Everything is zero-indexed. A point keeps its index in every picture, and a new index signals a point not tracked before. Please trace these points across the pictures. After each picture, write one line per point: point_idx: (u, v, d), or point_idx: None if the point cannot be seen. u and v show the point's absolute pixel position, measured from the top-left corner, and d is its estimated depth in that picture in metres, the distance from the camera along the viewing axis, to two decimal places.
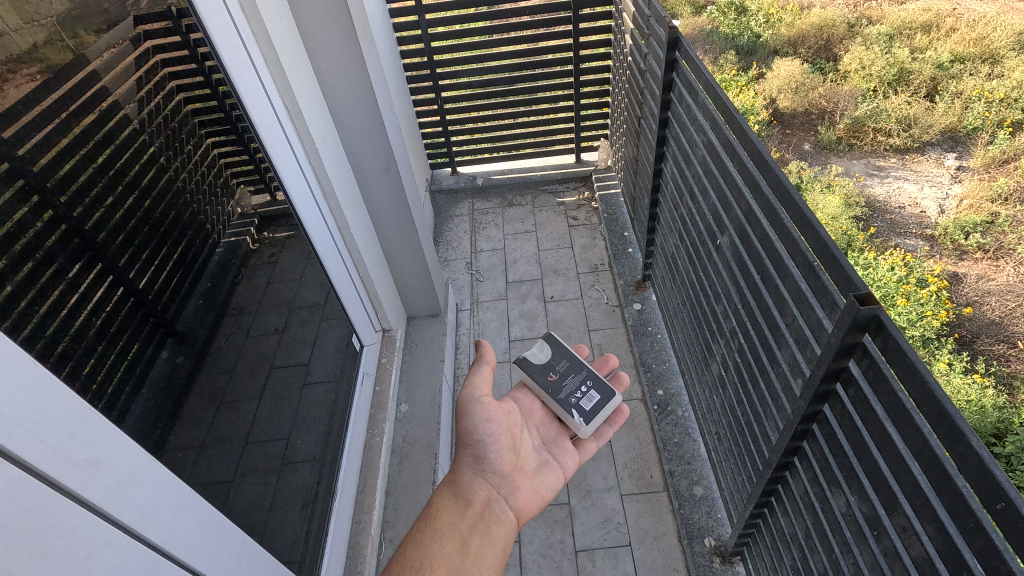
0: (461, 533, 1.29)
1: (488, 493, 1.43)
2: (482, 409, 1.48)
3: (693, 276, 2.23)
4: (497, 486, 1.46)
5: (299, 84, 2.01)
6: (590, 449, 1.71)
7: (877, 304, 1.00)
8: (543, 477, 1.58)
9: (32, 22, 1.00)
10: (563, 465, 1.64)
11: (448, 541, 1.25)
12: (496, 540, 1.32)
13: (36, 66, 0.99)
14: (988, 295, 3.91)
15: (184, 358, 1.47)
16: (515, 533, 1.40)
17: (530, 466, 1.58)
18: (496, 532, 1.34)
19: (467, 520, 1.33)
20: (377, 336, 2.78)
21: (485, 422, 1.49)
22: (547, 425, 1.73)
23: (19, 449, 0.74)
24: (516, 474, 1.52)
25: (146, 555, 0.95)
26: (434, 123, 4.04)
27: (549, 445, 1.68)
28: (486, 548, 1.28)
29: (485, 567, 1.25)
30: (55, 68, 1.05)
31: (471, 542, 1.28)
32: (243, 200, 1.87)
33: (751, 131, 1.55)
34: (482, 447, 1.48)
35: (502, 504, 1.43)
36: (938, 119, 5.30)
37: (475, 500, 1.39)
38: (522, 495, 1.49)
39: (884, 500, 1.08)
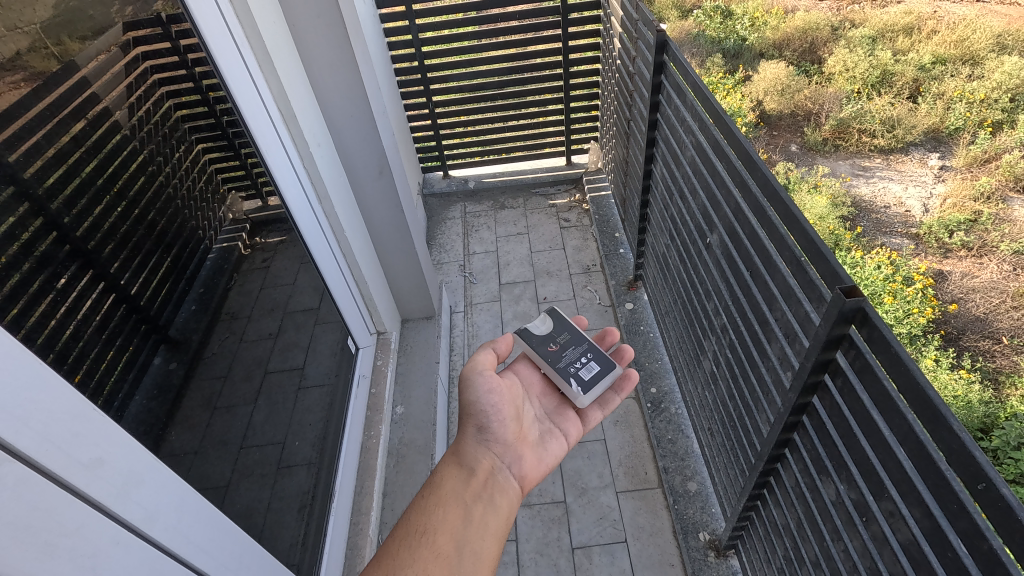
0: (465, 502, 1.23)
1: (492, 463, 1.38)
2: (486, 382, 1.45)
3: (684, 275, 2.26)
4: (501, 456, 1.42)
5: (292, 89, 2.03)
6: (593, 419, 1.70)
7: (862, 296, 1.04)
8: (547, 446, 1.56)
9: (15, 29, 0.97)
10: (566, 434, 1.63)
11: (451, 509, 1.19)
12: (501, 509, 1.25)
13: (20, 73, 0.99)
14: (972, 292, 3.99)
15: (177, 364, 1.48)
16: (520, 501, 1.34)
17: (533, 436, 1.56)
18: (500, 501, 1.28)
19: (471, 490, 1.27)
20: (372, 339, 2.80)
21: (488, 394, 1.45)
22: (547, 397, 1.72)
23: (27, 447, 0.76)
24: (520, 444, 1.49)
25: (149, 554, 0.96)
26: (425, 127, 4.07)
27: (551, 416, 1.67)
28: (490, 516, 1.22)
29: (490, 536, 1.18)
30: (37, 75, 1.03)
31: (474, 510, 1.22)
32: (235, 206, 1.93)
33: (739, 131, 1.59)
34: (486, 417, 1.44)
35: (506, 473, 1.39)
36: (921, 119, 5.40)
37: (478, 470, 1.33)
38: (527, 463, 1.46)
39: (872, 486, 1.11)
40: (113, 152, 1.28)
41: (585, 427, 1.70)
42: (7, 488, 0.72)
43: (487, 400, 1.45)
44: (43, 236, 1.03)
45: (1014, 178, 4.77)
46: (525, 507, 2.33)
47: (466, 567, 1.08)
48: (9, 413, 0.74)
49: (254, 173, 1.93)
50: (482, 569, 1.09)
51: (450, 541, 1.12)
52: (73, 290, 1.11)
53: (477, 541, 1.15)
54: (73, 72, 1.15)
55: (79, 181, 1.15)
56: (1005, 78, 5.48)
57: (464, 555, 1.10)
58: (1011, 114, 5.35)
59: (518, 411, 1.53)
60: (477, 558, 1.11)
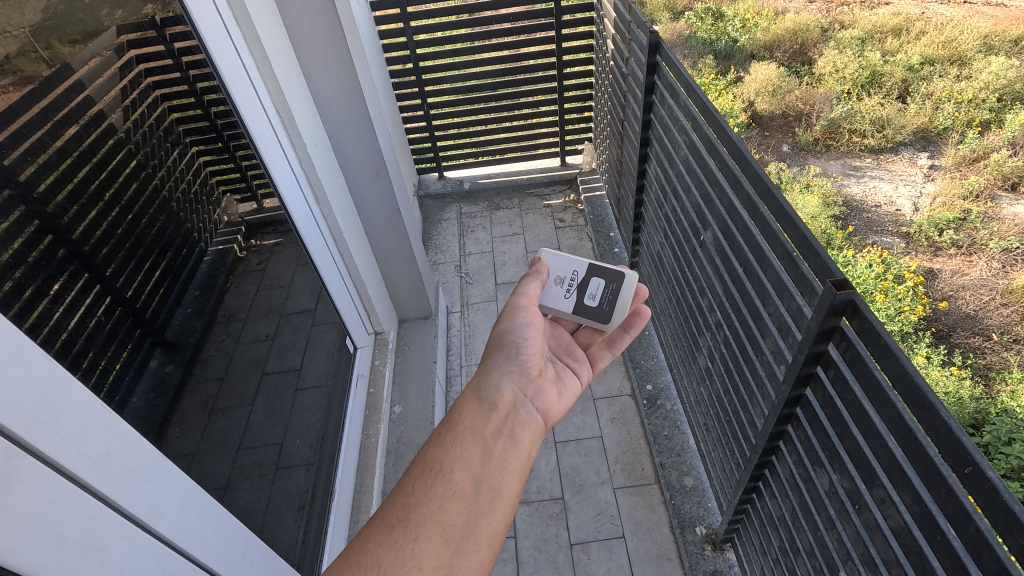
0: (484, 439, 1.16)
1: (514, 397, 1.30)
2: (525, 313, 1.46)
3: (679, 273, 2.29)
4: (523, 390, 1.35)
5: (290, 91, 2.04)
6: (603, 360, 1.67)
7: (852, 289, 1.07)
8: (565, 384, 1.52)
9: (3, 32, 0.98)
10: (579, 373, 1.60)
11: (470, 446, 1.13)
12: (522, 445, 1.19)
13: (9, 77, 0.98)
14: (962, 289, 4.05)
15: (174, 366, 1.48)
16: (543, 436, 1.28)
17: (550, 374, 1.51)
18: (521, 437, 1.21)
19: (491, 426, 1.20)
20: (369, 339, 2.81)
21: (524, 325, 1.44)
22: (559, 340, 1.70)
23: (38, 441, 0.77)
24: (542, 379, 1.42)
25: (156, 548, 0.97)
26: (420, 128, 4.08)
27: (563, 355, 1.64)
28: (511, 453, 1.16)
29: (510, 473, 1.13)
30: (29, 79, 1.03)
31: (494, 448, 1.16)
32: (230, 209, 1.91)
33: (731, 130, 1.62)
34: (515, 348, 1.40)
35: (529, 407, 1.31)
36: (910, 119, 5.47)
37: (500, 404, 1.26)
38: (550, 398, 1.39)
39: (865, 474, 1.14)
40: (109, 155, 1.30)
41: (596, 368, 1.66)
42: (20, 481, 0.74)
43: (523, 330, 1.43)
44: (41, 237, 1.04)
45: (1002, 177, 4.84)
46: (523, 504, 2.35)
47: (483, 505, 1.05)
48: (20, 409, 0.75)
49: (250, 177, 1.94)
50: (500, 507, 1.06)
51: (468, 478, 1.07)
52: (71, 291, 1.12)
53: (497, 478, 1.10)
54: (69, 76, 1.15)
55: (74, 182, 1.16)
56: (993, 78, 5.56)
57: (482, 493, 1.06)
58: (998, 114, 5.43)
59: (543, 344, 1.50)
60: (495, 495, 1.07)
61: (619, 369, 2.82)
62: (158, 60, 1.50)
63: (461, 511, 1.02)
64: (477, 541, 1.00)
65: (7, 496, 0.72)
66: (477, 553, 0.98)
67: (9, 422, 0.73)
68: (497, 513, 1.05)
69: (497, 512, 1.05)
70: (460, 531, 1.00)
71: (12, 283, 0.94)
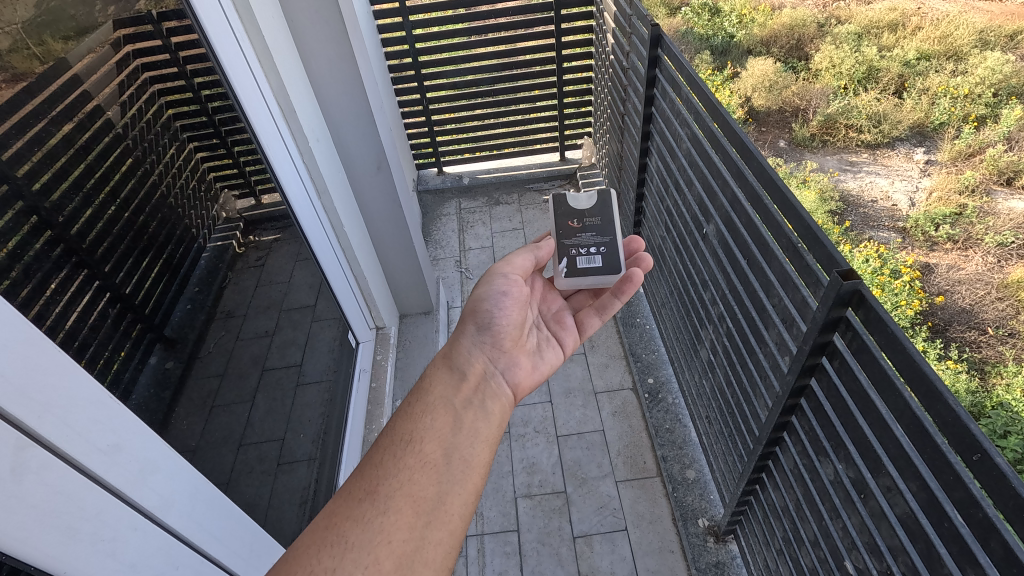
0: (455, 408, 1.17)
1: (484, 367, 1.33)
2: (504, 282, 1.46)
3: (681, 266, 2.30)
4: (494, 361, 1.37)
5: (292, 84, 2.03)
6: (590, 326, 1.64)
7: (859, 279, 1.07)
8: (544, 355, 1.51)
9: None
10: (563, 343, 1.58)
11: (440, 415, 1.13)
12: (492, 415, 1.21)
13: (1, 74, 0.95)
14: (958, 284, 4.07)
15: (173, 363, 1.46)
16: (513, 409, 1.29)
17: (529, 343, 1.50)
18: (492, 407, 1.23)
19: (462, 395, 1.22)
20: (370, 334, 2.82)
21: (501, 293, 1.43)
22: (549, 305, 1.69)
23: (49, 433, 0.77)
24: (515, 350, 1.43)
25: (164, 540, 0.98)
26: (418, 123, 4.07)
27: (548, 324, 1.63)
28: (481, 422, 1.17)
29: (481, 442, 1.14)
30: (21, 76, 1.00)
31: (465, 416, 1.17)
32: (228, 205, 1.94)
33: (734, 121, 1.61)
34: (489, 317, 1.41)
35: (498, 379, 1.33)
36: (906, 115, 5.49)
37: (470, 373, 1.28)
38: (521, 370, 1.40)
39: (870, 463, 1.15)
40: (106, 150, 1.29)
41: (582, 334, 1.64)
42: (31, 473, 0.74)
43: (499, 299, 1.43)
44: (40, 232, 1.04)
45: (998, 171, 4.86)
46: (525, 498, 2.36)
47: (455, 474, 1.04)
48: (32, 401, 0.75)
49: (248, 171, 1.96)
50: (472, 477, 1.05)
51: (439, 448, 1.07)
52: (72, 285, 1.12)
53: (467, 448, 1.10)
54: (66, 70, 1.14)
55: (73, 176, 1.16)
56: (989, 73, 5.58)
57: (453, 463, 1.06)
58: (994, 109, 5.45)
59: (524, 314, 1.48)
60: (467, 464, 1.07)
61: (620, 363, 2.83)
62: (156, 54, 1.49)
63: (432, 482, 1.00)
64: (449, 512, 0.99)
65: (19, 487, 0.72)
66: (449, 523, 0.97)
67: (19, 413, 0.72)
68: (468, 482, 1.04)
69: (469, 481, 1.04)
70: (431, 502, 0.98)
71: (10, 281, 0.92)
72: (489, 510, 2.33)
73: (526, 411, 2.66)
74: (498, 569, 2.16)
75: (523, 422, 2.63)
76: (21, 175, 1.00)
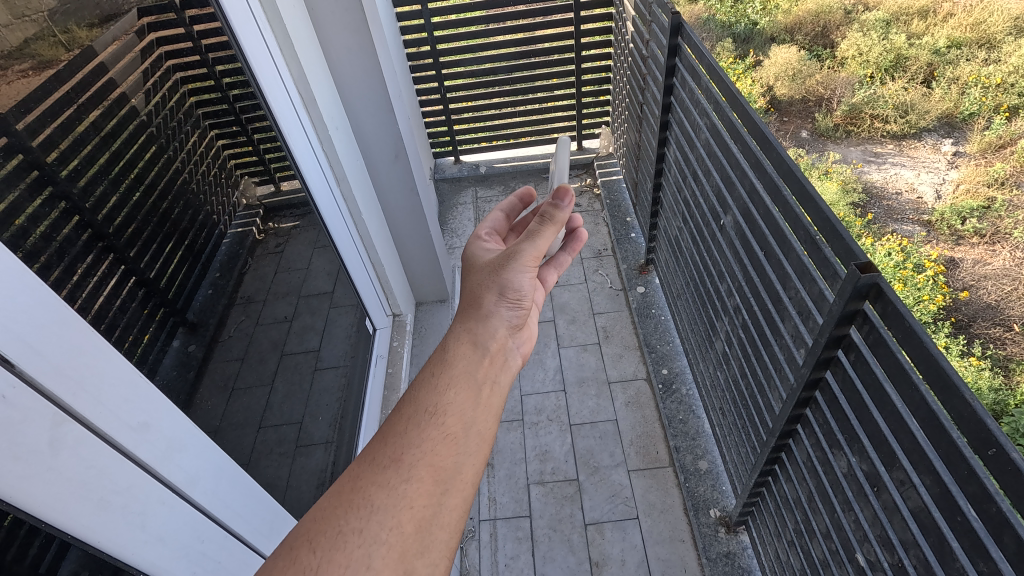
0: (478, 379, 0.97)
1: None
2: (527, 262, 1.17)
3: (697, 257, 2.28)
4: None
5: (313, 73, 2.05)
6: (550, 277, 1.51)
7: (877, 272, 1.06)
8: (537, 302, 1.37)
9: (24, 18, 0.93)
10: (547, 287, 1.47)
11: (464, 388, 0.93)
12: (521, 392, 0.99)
13: (29, 63, 0.96)
14: (984, 279, 3.98)
15: (195, 346, 1.50)
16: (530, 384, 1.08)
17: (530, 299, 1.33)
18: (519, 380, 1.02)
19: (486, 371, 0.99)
20: (387, 321, 2.86)
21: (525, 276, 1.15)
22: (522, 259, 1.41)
23: (84, 409, 0.80)
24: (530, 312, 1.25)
25: (191, 515, 1.02)
26: (436, 112, 4.08)
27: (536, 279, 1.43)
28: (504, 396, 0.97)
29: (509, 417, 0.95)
30: (45, 63, 1.00)
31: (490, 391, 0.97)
32: (248, 191, 1.99)
33: (754, 111, 1.60)
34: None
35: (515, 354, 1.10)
36: (934, 105, 5.36)
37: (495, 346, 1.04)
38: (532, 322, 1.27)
39: (884, 456, 1.14)
40: (130, 137, 1.33)
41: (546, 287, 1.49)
42: (67, 447, 0.77)
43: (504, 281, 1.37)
44: (70, 218, 1.08)
45: None
46: (538, 485, 2.39)
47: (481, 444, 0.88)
48: (67, 378, 0.78)
49: (268, 159, 2.01)
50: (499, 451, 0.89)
51: (464, 419, 0.88)
52: (100, 269, 1.15)
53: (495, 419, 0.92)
54: (92, 58, 1.16)
55: (103, 162, 1.22)
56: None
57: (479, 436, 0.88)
58: None
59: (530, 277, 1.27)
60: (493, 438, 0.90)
61: (635, 353, 2.82)
62: (180, 42, 1.53)
63: (454, 451, 0.84)
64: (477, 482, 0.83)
65: (57, 460, 0.76)
66: (470, 491, 0.82)
67: (56, 390, 0.76)
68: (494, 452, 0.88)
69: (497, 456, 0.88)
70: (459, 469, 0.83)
71: (51, 261, 0.96)
72: (502, 496, 2.37)
73: (539, 400, 2.69)
74: (510, 554, 2.20)
75: (536, 410, 2.65)
76: (52, 160, 1.03)
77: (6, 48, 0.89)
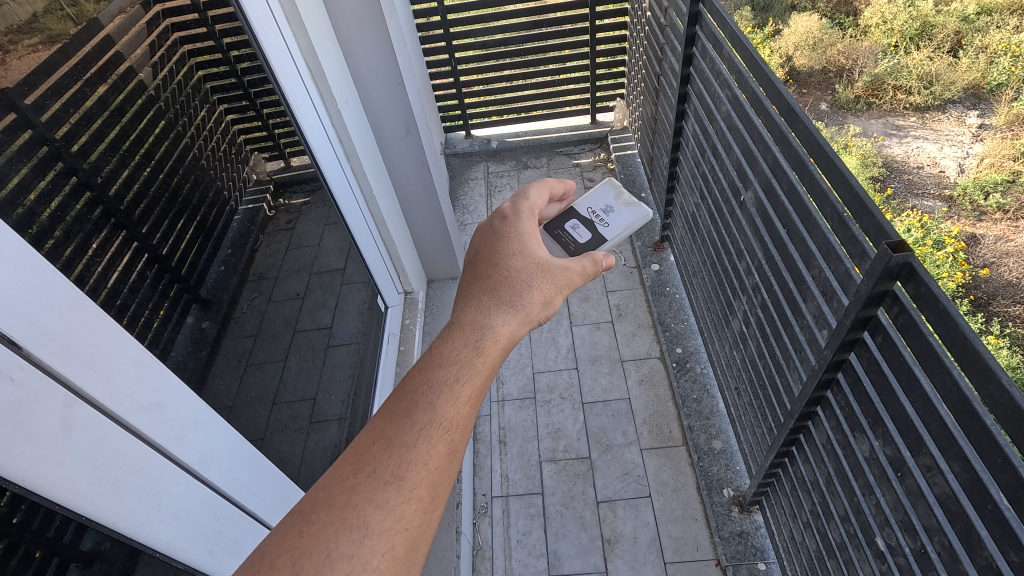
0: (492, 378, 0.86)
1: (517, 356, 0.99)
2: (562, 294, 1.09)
3: (714, 234, 2.23)
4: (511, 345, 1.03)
5: (321, 45, 1.99)
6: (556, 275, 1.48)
7: (910, 252, 1.01)
8: None
9: None
10: None
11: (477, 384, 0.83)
12: None
13: (37, 37, 0.91)
14: (1006, 256, 3.87)
15: (209, 322, 1.51)
16: None
17: None
18: None
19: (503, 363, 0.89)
20: (399, 299, 2.82)
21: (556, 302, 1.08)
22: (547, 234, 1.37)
23: (94, 391, 0.79)
24: None
25: (206, 494, 1.01)
26: (447, 86, 4.00)
27: None
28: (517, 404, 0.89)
29: None
30: (52, 38, 0.96)
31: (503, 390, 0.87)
32: (258, 166, 2.08)
33: (779, 82, 1.52)
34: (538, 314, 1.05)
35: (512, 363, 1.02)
36: (960, 75, 5.17)
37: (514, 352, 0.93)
38: None
39: (910, 442, 1.10)
40: (138, 111, 1.32)
41: None
42: (79, 428, 0.77)
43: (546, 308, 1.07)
44: (79, 193, 1.06)
45: None
46: (550, 462, 2.39)
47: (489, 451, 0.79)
48: (78, 359, 0.77)
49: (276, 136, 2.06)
50: None
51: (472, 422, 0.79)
52: (118, 253, 1.16)
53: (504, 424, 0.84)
54: (96, 32, 1.11)
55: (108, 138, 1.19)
56: None
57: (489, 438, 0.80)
58: None
59: None
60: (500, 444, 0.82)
61: (648, 332, 2.79)
62: (184, 13, 1.50)
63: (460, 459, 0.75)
64: None
65: (69, 441, 0.75)
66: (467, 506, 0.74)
67: (67, 372, 0.75)
68: None
69: None
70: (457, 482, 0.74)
71: (58, 235, 0.92)
72: (514, 473, 2.38)
73: (551, 378, 2.68)
74: (522, 530, 2.21)
75: (549, 388, 2.64)
76: (59, 137, 1.01)
77: (14, 22, 0.83)
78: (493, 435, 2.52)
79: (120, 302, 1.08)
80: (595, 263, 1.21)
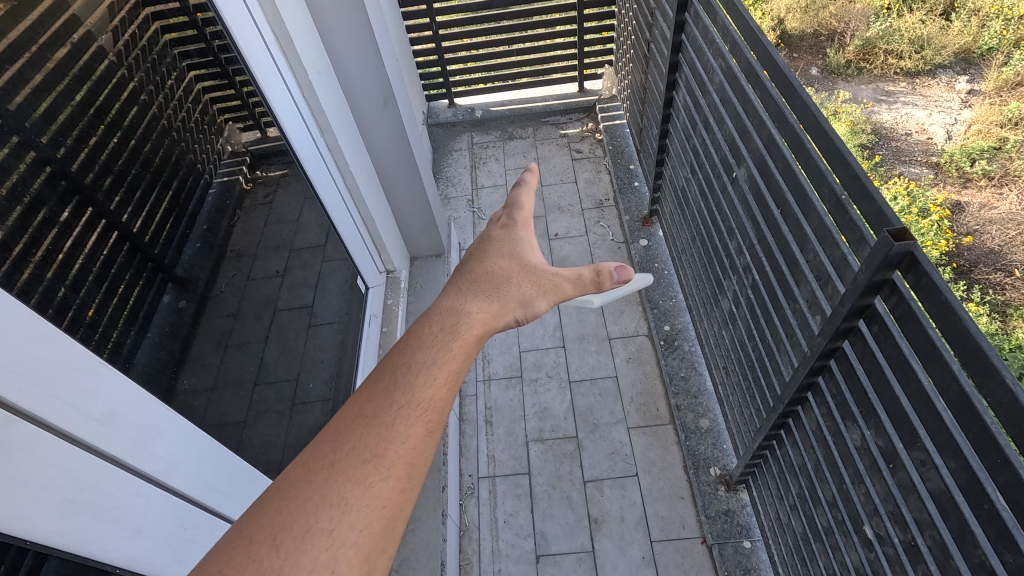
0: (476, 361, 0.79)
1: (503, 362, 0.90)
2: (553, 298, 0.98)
3: (704, 210, 2.17)
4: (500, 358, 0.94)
5: (290, 11, 1.85)
6: None
7: (912, 240, 0.96)
8: None
9: None
10: None
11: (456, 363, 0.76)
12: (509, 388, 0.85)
13: None
14: (989, 224, 3.87)
15: (186, 302, 1.44)
16: None
17: None
18: None
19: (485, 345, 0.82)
20: (381, 277, 2.72)
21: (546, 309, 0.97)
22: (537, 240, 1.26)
23: (35, 407, 0.72)
24: None
25: (170, 504, 0.96)
26: (428, 51, 3.81)
27: None
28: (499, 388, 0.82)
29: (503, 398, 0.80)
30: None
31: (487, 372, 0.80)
32: (233, 137, 1.82)
33: (777, 53, 1.44)
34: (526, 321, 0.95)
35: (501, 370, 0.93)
36: (952, 39, 5.06)
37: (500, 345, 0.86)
38: None
39: (904, 435, 1.08)
40: (103, 79, 1.18)
41: None
42: (18, 448, 0.69)
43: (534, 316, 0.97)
44: (39, 171, 0.96)
45: None
46: (537, 442, 2.37)
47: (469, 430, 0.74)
48: (13, 373, 0.69)
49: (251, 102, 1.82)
50: None
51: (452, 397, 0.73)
52: (78, 236, 1.06)
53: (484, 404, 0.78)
54: None
55: (73, 107, 1.07)
56: None
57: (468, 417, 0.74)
58: None
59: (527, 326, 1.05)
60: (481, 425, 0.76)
61: (636, 309, 2.75)
62: None
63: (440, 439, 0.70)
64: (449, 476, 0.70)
65: (6, 465, 0.68)
66: None
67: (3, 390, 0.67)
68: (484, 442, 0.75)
69: None
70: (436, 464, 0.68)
71: None
72: (501, 453, 2.36)
73: (538, 356, 2.64)
74: (509, 510, 2.21)
75: (536, 366, 2.61)
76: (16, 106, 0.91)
77: None
78: (479, 415, 2.49)
79: (78, 298, 1.01)
80: (601, 272, 1.06)
